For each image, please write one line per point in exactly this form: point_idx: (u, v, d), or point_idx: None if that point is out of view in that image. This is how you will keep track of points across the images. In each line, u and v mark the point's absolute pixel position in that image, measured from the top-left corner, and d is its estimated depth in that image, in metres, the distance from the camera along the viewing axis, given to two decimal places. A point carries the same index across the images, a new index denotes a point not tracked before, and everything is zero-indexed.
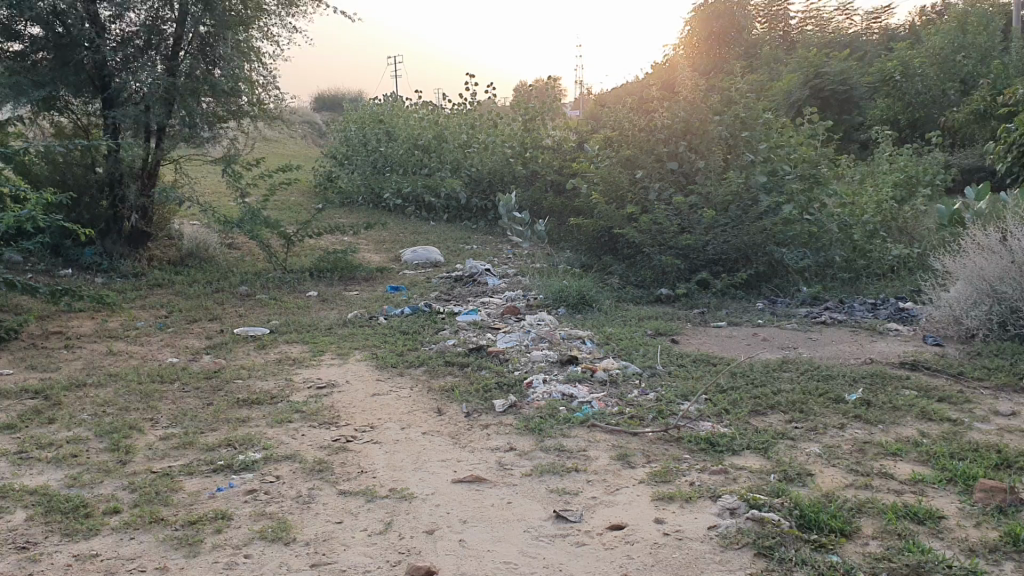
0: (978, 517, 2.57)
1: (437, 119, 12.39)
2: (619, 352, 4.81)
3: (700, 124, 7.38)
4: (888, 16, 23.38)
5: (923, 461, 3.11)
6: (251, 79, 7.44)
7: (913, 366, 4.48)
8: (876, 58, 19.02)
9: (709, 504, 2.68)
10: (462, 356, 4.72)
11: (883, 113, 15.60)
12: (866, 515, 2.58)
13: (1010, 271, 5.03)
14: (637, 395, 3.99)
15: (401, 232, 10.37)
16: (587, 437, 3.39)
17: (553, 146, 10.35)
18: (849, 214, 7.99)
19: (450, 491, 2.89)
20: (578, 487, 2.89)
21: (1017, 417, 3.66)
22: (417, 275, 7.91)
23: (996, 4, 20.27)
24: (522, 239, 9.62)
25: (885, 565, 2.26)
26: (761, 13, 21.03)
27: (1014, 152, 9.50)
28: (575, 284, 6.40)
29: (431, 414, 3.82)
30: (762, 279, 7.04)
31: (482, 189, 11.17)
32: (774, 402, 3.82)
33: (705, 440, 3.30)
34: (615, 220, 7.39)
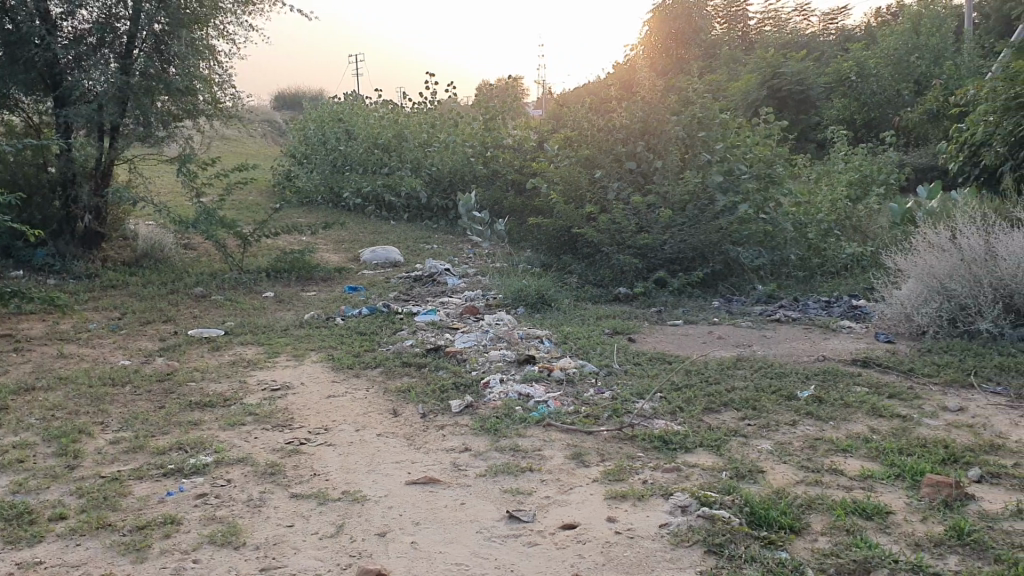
0: (924, 512, 2.61)
1: (397, 118, 12.32)
2: (576, 351, 4.82)
3: (658, 124, 7.49)
4: (844, 17, 23.69)
5: (872, 458, 3.15)
6: (206, 78, 7.37)
7: (865, 364, 4.54)
8: (832, 59, 19.26)
9: (661, 502, 2.70)
10: (419, 356, 4.71)
11: (839, 114, 15.80)
12: (816, 511, 2.60)
13: (959, 269, 5.14)
14: (593, 393, 3.99)
15: (360, 232, 10.31)
16: (542, 437, 3.39)
17: (514, 145, 10.36)
18: (804, 213, 8.08)
19: (403, 493, 2.88)
20: (532, 487, 2.89)
21: (964, 413, 3.72)
22: (377, 275, 7.88)
23: (949, 6, 20.62)
24: (482, 239, 9.62)
25: (832, 561, 2.29)
26: (720, 13, 21.18)
27: (965, 152, 9.71)
28: (533, 284, 6.40)
29: (386, 415, 3.80)
30: (719, 278, 7.09)
31: (443, 189, 11.13)
32: (727, 400, 3.85)
33: (659, 438, 3.31)
34: (573, 219, 7.41)
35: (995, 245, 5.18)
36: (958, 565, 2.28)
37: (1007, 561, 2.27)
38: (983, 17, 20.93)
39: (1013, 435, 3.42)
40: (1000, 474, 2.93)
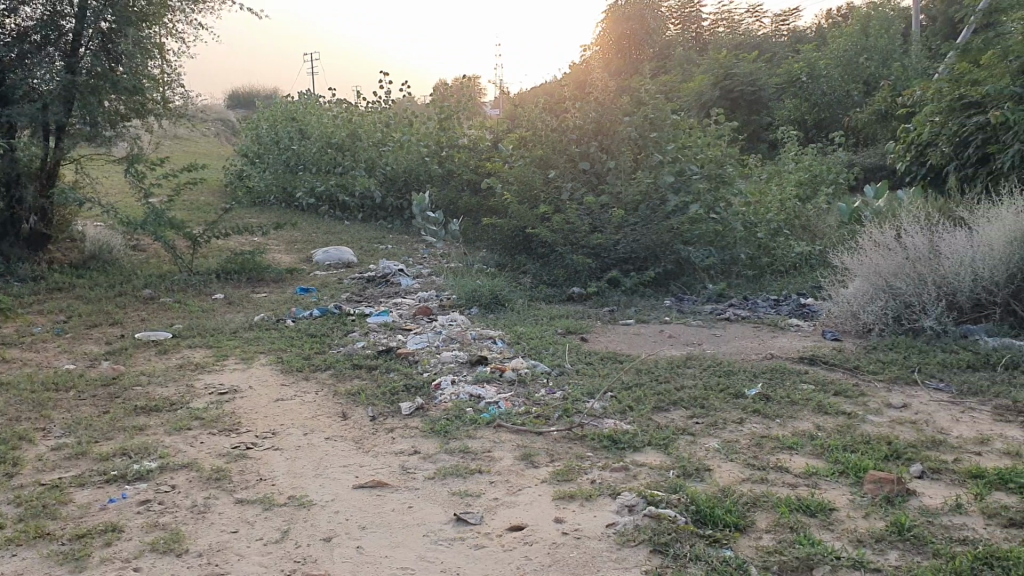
0: (867, 508, 2.64)
1: (350, 117, 12.18)
2: (528, 352, 4.82)
3: (610, 124, 7.52)
4: (795, 18, 23.99)
5: (817, 454, 3.19)
6: (154, 76, 7.25)
7: (812, 361, 4.60)
8: (784, 59, 19.46)
9: (609, 502, 2.70)
10: (370, 358, 4.68)
11: (791, 114, 16.00)
12: (760, 508, 2.63)
13: (904, 268, 5.25)
14: (545, 394, 3.99)
15: (314, 232, 10.23)
16: (493, 438, 3.38)
17: (469, 145, 10.36)
18: (754, 212, 8.17)
19: (350, 497, 2.85)
20: (480, 489, 2.88)
21: (907, 410, 3.78)
22: (330, 276, 7.81)
23: (897, 7, 20.95)
24: (437, 239, 9.60)
25: (776, 558, 2.31)
26: (674, 13, 21.28)
27: (912, 152, 9.89)
28: (486, 285, 6.40)
29: (335, 419, 3.76)
30: (670, 278, 7.14)
31: (397, 188, 11.10)
32: (676, 398, 3.88)
33: (608, 438, 3.32)
34: (526, 220, 7.42)
35: (937, 246, 5.33)
36: (898, 560, 2.31)
37: (945, 555, 2.31)
38: (930, 18, 21.30)
39: (954, 431, 3.48)
40: (941, 469, 2.99)
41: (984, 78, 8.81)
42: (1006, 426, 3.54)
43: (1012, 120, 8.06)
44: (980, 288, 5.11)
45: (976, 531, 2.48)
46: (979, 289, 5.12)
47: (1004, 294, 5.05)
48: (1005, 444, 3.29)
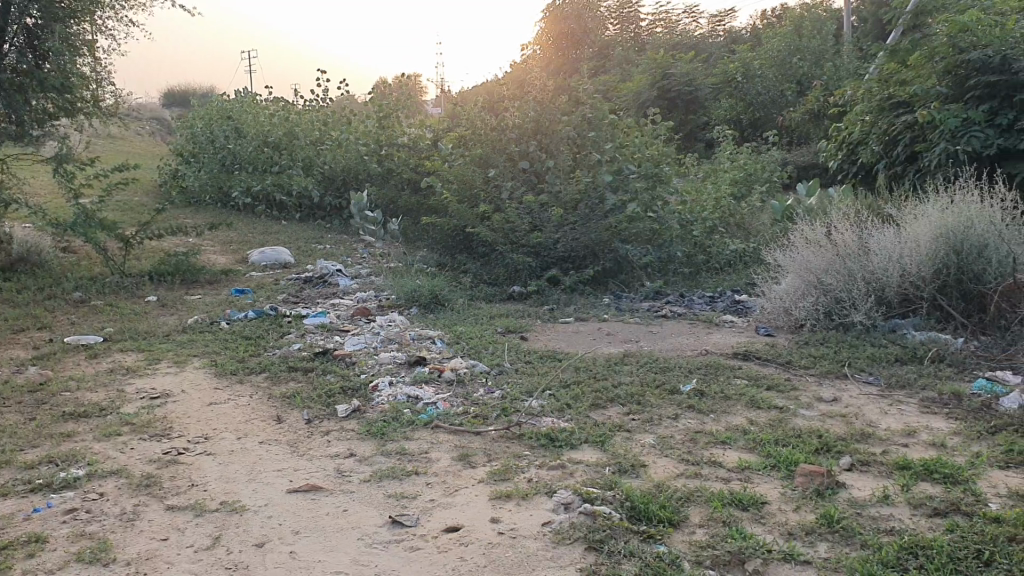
0: (798, 501, 2.69)
1: (287, 115, 12.01)
2: (468, 351, 4.80)
3: (549, 124, 7.57)
4: (731, 19, 24.29)
5: (750, 449, 3.24)
6: (82, 74, 7.07)
7: (746, 357, 4.67)
8: (720, 59, 19.71)
9: (545, 500, 2.71)
10: (307, 360, 4.62)
11: (727, 113, 16.22)
12: (694, 504, 2.66)
13: (834, 263, 5.37)
14: (483, 393, 3.98)
15: (250, 232, 10.09)
16: (431, 439, 3.36)
17: (408, 144, 10.32)
18: (691, 210, 8.26)
19: (284, 502, 2.81)
20: (417, 490, 2.86)
21: (838, 403, 3.86)
22: (266, 277, 7.71)
23: (829, 9, 21.35)
24: (376, 240, 9.54)
25: (708, 553, 2.33)
26: (613, 13, 21.44)
27: (843, 151, 10.10)
28: (426, 284, 6.37)
29: (270, 422, 3.71)
30: (609, 275, 7.18)
31: (336, 187, 11.00)
32: (613, 396, 3.91)
33: (545, 436, 3.33)
34: (465, 219, 7.40)
35: (867, 242, 5.45)
36: (827, 552, 2.36)
37: (872, 546, 2.36)
38: (861, 20, 21.74)
39: (882, 423, 3.55)
40: (869, 462, 3.05)
41: (912, 78, 9.04)
42: (932, 417, 3.63)
43: (938, 120, 8.32)
44: (908, 284, 5.24)
45: (902, 521, 2.54)
46: (907, 284, 5.24)
47: (931, 289, 5.18)
48: (931, 436, 3.37)
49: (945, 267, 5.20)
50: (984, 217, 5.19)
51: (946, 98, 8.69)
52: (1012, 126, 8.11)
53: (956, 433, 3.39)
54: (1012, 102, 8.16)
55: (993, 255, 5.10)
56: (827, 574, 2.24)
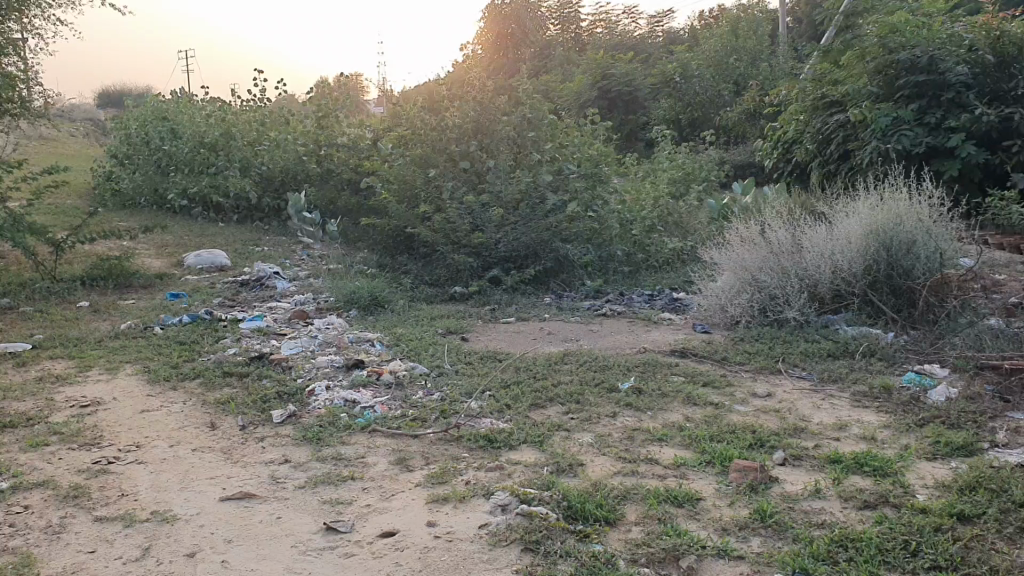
0: (732, 496, 2.72)
1: (224, 115, 11.79)
2: (407, 353, 4.78)
3: (489, 124, 7.71)
4: (669, 20, 24.49)
5: (686, 445, 3.27)
6: (8, 74, 6.87)
7: (683, 354, 4.71)
8: (659, 60, 19.86)
9: (482, 503, 2.70)
10: (242, 365, 4.54)
11: (666, 113, 16.36)
12: (630, 502, 2.68)
13: (769, 261, 5.45)
14: (422, 395, 3.95)
15: (185, 235, 9.90)
16: (367, 443, 3.33)
17: (347, 144, 10.25)
18: (629, 209, 8.33)
19: (216, 510, 2.76)
20: (353, 496, 2.83)
21: (772, 398, 3.91)
22: (201, 280, 7.58)
23: (765, 9, 21.65)
24: (314, 239, 9.61)
25: (644, 551, 2.34)
26: (553, 14, 21.52)
27: (778, 150, 10.25)
28: (365, 286, 6.32)
29: (203, 429, 3.64)
30: (550, 275, 7.18)
31: (274, 188, 10.91)
32: (553, 395, 3.92)
33: (484, 437, 3.31)
34: (405, 219, 7.35)
35: (800, 240, 5.54)
36: (760, 547, 2.38)
37: (803, 539, 2.40)
38: (796, 21, 22.09)
39: (815, 417, 3.62)
40: (802, 456, 3.10)
41: (843, 78, 9.23)
42: (864, 411, 3.70)
43: (870, 118, 8.50)
44: (839, 280, 5.34)
45: (833, 514, 2.58)
46: (839, 280, 5.34)
47: (862, 285, 5.28)
48: (862, 429, 3.44)
49: (876, 263, 5.31)
50: (912, 214, 5.32)
51: (877, 98, 8.89)
52: (939, 125, 8.40)
53: (886, 427, 3.46)
54: (939, 102, 8.50)
55: (921, 251, 5.23)
56: (760, 568, 2.27)
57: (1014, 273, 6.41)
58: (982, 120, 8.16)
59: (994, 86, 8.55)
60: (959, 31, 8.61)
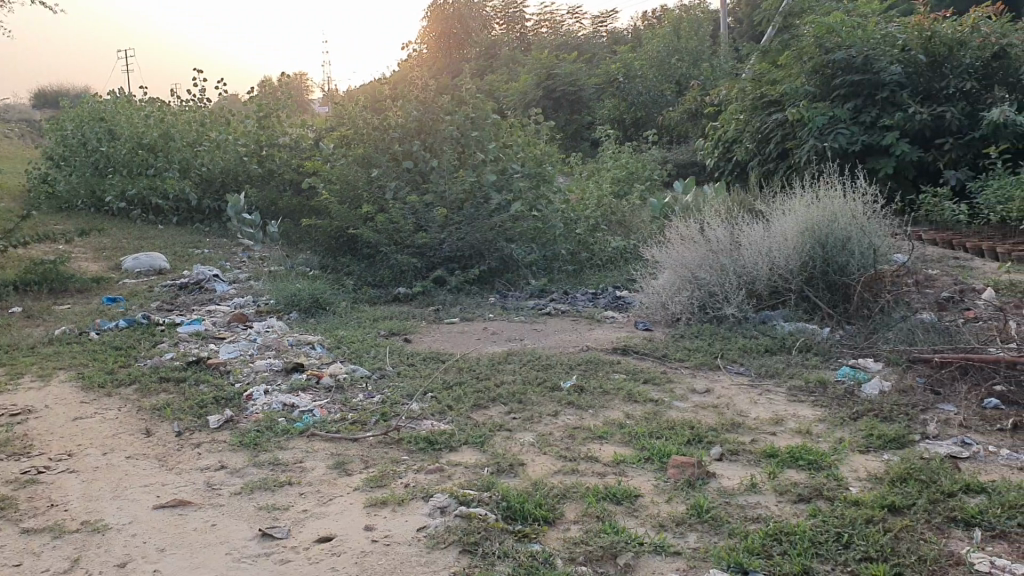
0: (670, 492, 2.75)
1: (163, 116, 11.60)
2: (349, 355, 4.74)
3: (432, 122, 7.78)
4: (613, 19, 24.60)
5: (625, 442, 3.29)
6: None
7: (624, 352, 4.74)
8: (603, 59, 19.95)
9: (420, 505, 2.68)
10: (179, 369, 4.46)
11: (610, 113, 16.44)
12: (570, 500, 2.69)
13: (708, 259, 5.50)
14: (362, 398, 3.92)
15: (123, 237, 9.71)
16: (305, 448, 3.29)
17: (289, 145, 10.14)
18: (572, 209, 8.35)
19: (149, 519, 2.71)
20: (290, 501, 2.79)
21: (710, 394, 3.96)
22: (139, 284, 7.44)
23: (707, 10, 21.85)
24: (254, 242, 9.48)
25: (581, 549, 2.35)
26: (498, 13, 21.50)
27: (719, 148, 10.37)
28: (306, 288, 6.25)
29: (138, 436, 3.57)
30: (495, 274, 7.16)
31: (215, 190, 10.74)
32: (495, 395, 3.91)
33: (424, 439, 3.30)
34: (346, 220, 7.28)
35: (737, 238, 5.61)
36: (696, 542, 2.41)
37: (738, 534, 2.42)
38: (737, 21, 22.34)
39: (752, 412, 3.66)
40: (738, 451, 3.14)
41: (781, 78, 9.36)
42: (800, 405, 3.76)
43: (807, 117, 8.66)
44: (776, 276, 5.41)
45: (768, 509, 2.62)
46: (776, 277, 5.42)
47: (798, 281, 5.36)
48: (797, 423, 3.49)
49: (811, 260, 5.40)
50: (846, 213, 5.42)
51: (814, 97, 9.05)
52: (874, 123, 8.58)
53: (821, 420, 3.52)
54: (874, 101, 8.69)
55: (855, 248, 5.34)
56: (696, 564, 2.29)
57: (945, 268, 6.56)
58: (915, 119, 8.34)
59: (926, 85, 8.73)
60: (893, 32, 8.78)
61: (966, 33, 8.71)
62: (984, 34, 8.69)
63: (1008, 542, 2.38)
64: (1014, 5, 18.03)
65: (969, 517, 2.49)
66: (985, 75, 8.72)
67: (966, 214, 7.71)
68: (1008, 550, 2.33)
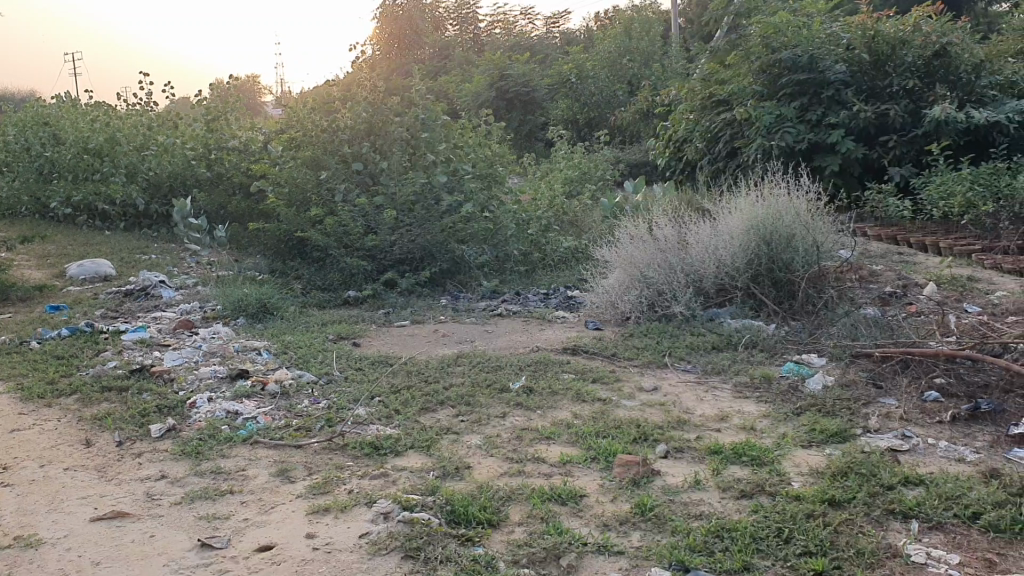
0: (615, 491, 2.76)
1: (109, 119, 11.39)
2: (296, 360, 4.68)
3: (381, 123, 7.72)
4: (565, 20, 24.63)
5: (572, 442, 3.29)
6: None
7: (574, 351, 4.76)
8: (555, 60, 19.96)
9: (363, 511, 2.66)
10: (122, 378, 4.37)
11: (564, 114, 16.46)
12: (515, 502, 2.68)
13: (656, 258, 5.54)
14: (308, 404, 3.87)
15: (68, 244, 9.50)
16: (249, 455, 3.25)
17: (239, 148, 10.01)
18: (524, 209, 8.34)
19: (85, 532, 2.65)
20: (230, 510, 2.75)
21: (658, 392, 3.98)
22: (83, 291, 7.29)
23: (658, 12, 21.97)
24: (201, 247, 9.34)
25: (524, 551, 2.35)
26: (450, 14, 21.43)
27: (669, 148, 10.43)
28: (253, 293, 6.17)
29: (77, 447, 3.50)
30: (446, 276, 7.13)
31: (163, 194, 10.57)
32: (442, 398, 3.89)
33: (369, 444, 3.27)
34: (295, 224, 7.20)
35: (685, 238, 5.66)
36: (639, 541, 2.42)
37: (681, 531, 2.44)
38: (688, 22, 22.48)
39: (698, 409, 3.69)
40: (684, 448, 3.16)
41: (729, 78, 9.45)
42: (744, 402, 3.80)
43: (754, 116, 8.76)
44: (723, 274, 5.48)
45: (712, 505, 2.64)
46: (722, 275, 5.48)
47: (745, 279, 5.43)
48: (741, 420, 3.52)
49: (757, 257, 5.47)
50: (790, 211, 5.50)
51: (760, 96, 9.14)
52: (820, 121, 8.71)
53: (765, 416, 3.55)
54: (819, 99, 8.81)
55: (800, 245, 5.42)
56: (638, 563, 2.30)
57: (890, 264, 6.67)
58: (859, 117, 8.47)
59: (870, 83, 8.86)
60: (836, 31, 8.84)
61: (908, 31, 8.83)
62: (925, 32, 8.80)
63: (944, 533, 2.42)
64: (957, 5, 18.34)
65: (906, 510, 2.53)
66: (927, 73, 8.87)
67: (911, 209, 7.75)
68: (943, 541, 2.37)
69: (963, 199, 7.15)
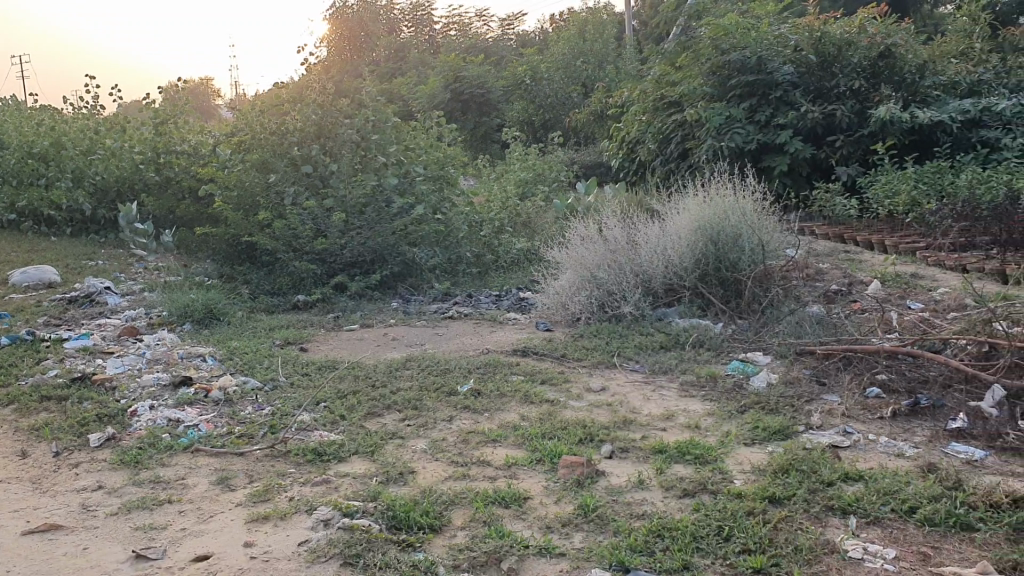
0: (559, 492, 2.76)
1: (55, 124, 11.14)
2: (241, 366, 4.62)
3: (331, 125, 7.63)
4: (520, 22, 24.63)
5: (518, 444, 3.29)
6: None
7: (524, 353, 4.76)
8: (510, 63, 19.96)
9: (304, 518, 2.63)
10: (62, 387, 4.27)
11: (519, 115, 16.44)
12: (457, 506, 2.67)
13: (606, 259, 5.56)
14: (251, 411, 3.82)
15: (11, 251, 9.29)
16: (189, 464, 3.20)
17: (189, 153, 9.86)
18: (476, 211, 8.32)
19: (16, 546, 2.59)
20: (168, 520, 2.70)
21: (605, 393, 3.99)
22: (26, 298, 7.13)
23: (613, 14, 22.07)
24: (148, 253, 9.19)
25: (465, 555, 2.34)
26: (405, 17, 21.34)
27: (622, 148, 10.48)
28: (200, 298, 6.08)
29: (13, 458, 3.42)
30: (397, 279, 7.08)
31: (110, 199, 10.37)
32: (390, 402, 3.86)
33: (312, 450, 3.24)
34: (243, 228, 7.11)
35: (635, 238, 5.69)
36: (581, 542, 2.42)
37: (623, 531, 2.44)
38: (643, 24, 22.62)
39: (645, 409, 3.71)
40: (629, 448, 3.17)
41: (680, 79, 9.52)
42: (689, 400, 3.82)
43: (704, 117, 8.84)
44: (671, 274, 5.51)
45: (654, 504, 2.65)
46: (671, 275, 5.51)
47: (693, 278, 5.46)
48: (686, 418, 3.54)
49: (704, 257, 5.51)
50: (737, 210, 5.56)
51: (711, 97, 9.22)
52: (768, 122, 8.81)
53: (710, 415, 3.58)
54: (768, 100, 8.92)
55: (746, 244, 5.47)
56: (580, 564, 2.30)
57: (836, 262, 6.76)
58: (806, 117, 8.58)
59: (818, 84, 8.97)
60: (784, 33, 8.97)
61: (854, 33, 8.98)
62: (871, 34, 8.95)
63: (881, 528, 2.45)
64: (903, 8, 18.70)
65: (845, 505, 2.56)
66: (872, 74, 9.01)
67: (856, 208, 7.84)
68: (880, 536, 2.40)
69: (907, 197, 7.25)
